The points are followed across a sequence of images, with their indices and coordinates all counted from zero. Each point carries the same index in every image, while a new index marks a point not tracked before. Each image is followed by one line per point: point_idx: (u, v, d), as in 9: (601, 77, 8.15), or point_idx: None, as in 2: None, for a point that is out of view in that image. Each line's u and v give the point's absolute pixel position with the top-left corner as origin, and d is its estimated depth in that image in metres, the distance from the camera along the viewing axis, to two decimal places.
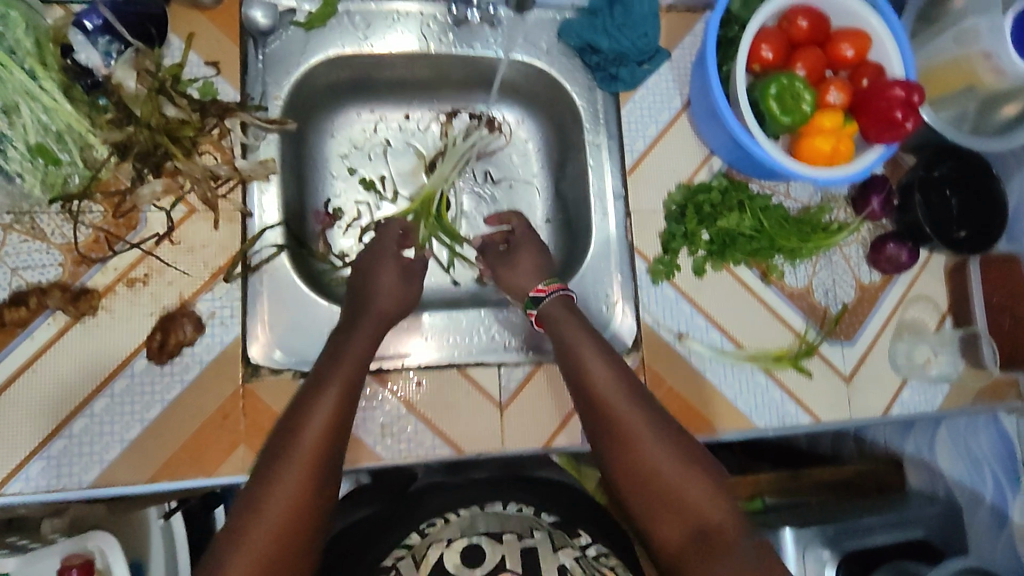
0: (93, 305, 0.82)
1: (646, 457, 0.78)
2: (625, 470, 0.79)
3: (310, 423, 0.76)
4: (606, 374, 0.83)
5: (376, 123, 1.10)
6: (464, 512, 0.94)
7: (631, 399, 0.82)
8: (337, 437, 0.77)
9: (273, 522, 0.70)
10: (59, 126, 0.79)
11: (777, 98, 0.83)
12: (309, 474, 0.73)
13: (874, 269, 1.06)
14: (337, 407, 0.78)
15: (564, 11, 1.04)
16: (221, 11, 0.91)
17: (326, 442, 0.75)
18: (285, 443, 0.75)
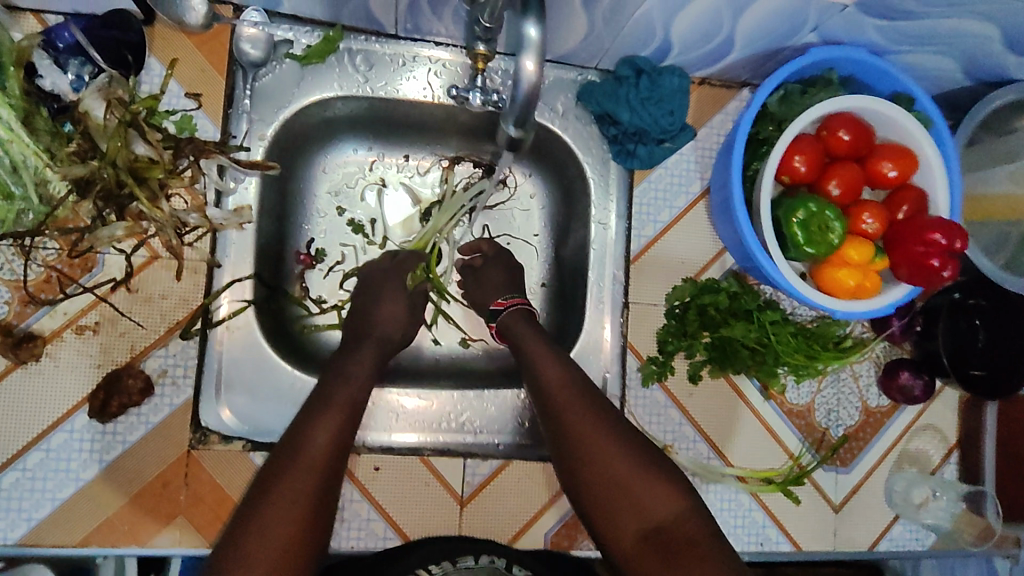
0: (36, 352, 0.77)
1: (609, 464, 0.70)
2: (594, 491, 0.71)
3: (314, 431, 0.67)
4: (565, 382, 0.76)
5: (368, 163, 1.00)
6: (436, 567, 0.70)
7: (600, 409, 0.74)
8: (345, 445, 0.68)
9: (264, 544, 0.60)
10: (13, 160, 0.72)
11: (802, 227, 0.76)
12: (311, 486, 0.64)
13: (884, 394, 0.99)
14: (343, 419, 0.68)
15: (587, 72, 0.95)
16: (209, 37, 0.83)
17: (332, 451, 0.66)
18: (287, 453, 0.65)
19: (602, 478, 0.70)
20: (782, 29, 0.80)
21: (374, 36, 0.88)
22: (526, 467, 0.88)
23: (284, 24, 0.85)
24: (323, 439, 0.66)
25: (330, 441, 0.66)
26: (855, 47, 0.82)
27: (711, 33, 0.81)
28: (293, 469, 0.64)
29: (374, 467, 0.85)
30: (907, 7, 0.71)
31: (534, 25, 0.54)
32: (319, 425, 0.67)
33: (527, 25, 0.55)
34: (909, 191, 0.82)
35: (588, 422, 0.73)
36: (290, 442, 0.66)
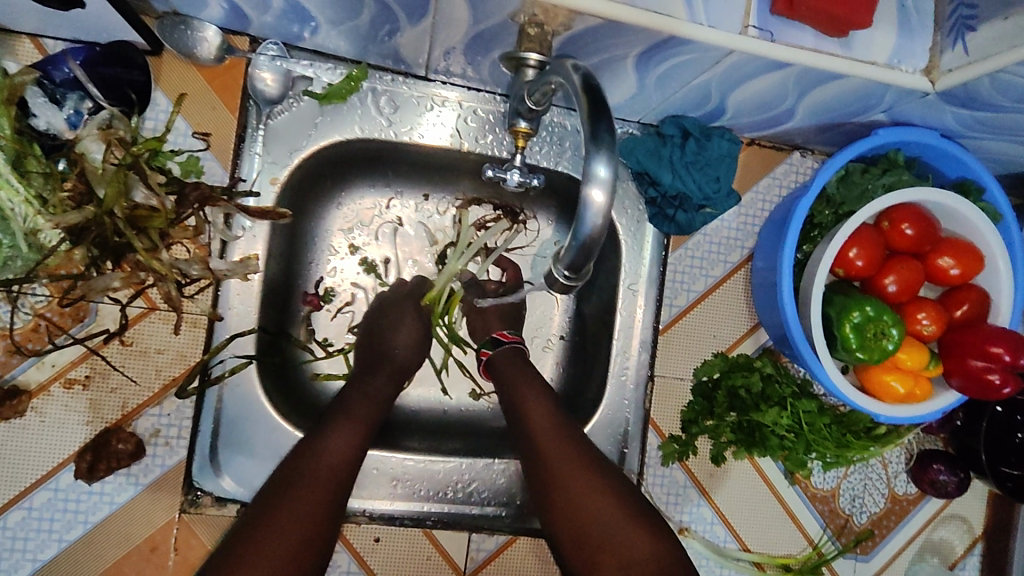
0: (21, 408, 0.71)
1: (584, 499, 0.72)
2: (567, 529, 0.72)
3: (327, 448, 0.73)
4: (547, 418, 0.77)
5: (382, 203, 0.93)
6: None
7: (581, 445, 0.76)
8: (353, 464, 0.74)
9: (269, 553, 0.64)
10: (2, 209, 0.67)
11: (856, 329, 0.70)
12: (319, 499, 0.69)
13: (913, 483, 0.94)
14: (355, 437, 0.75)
15: (628, 125, 0.88)
16: (222, 71, 0.77)
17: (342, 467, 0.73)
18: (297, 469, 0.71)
19: (573, 511, 0.72)
20: (853, 107, 0.73)
21: (401, 77, 0.82)
22: (533, 543, 0.84)
23: (304, 60, 0.79)
24: (333, 456, 0.73)
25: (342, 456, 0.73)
26: (924, 129, 0.76)
27: (772, 103, 0.75)
28: (302, 483, 0.70)
29: (374, 538, 0.80)
30: (990, 98, 0.66)
31: (606, 163, 0.48)
32: (331, 442, 0.74)
33: (599, 160, 0.48)
34: (970, 292, 0.77)
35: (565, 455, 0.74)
36: (301, 459, 0.72)
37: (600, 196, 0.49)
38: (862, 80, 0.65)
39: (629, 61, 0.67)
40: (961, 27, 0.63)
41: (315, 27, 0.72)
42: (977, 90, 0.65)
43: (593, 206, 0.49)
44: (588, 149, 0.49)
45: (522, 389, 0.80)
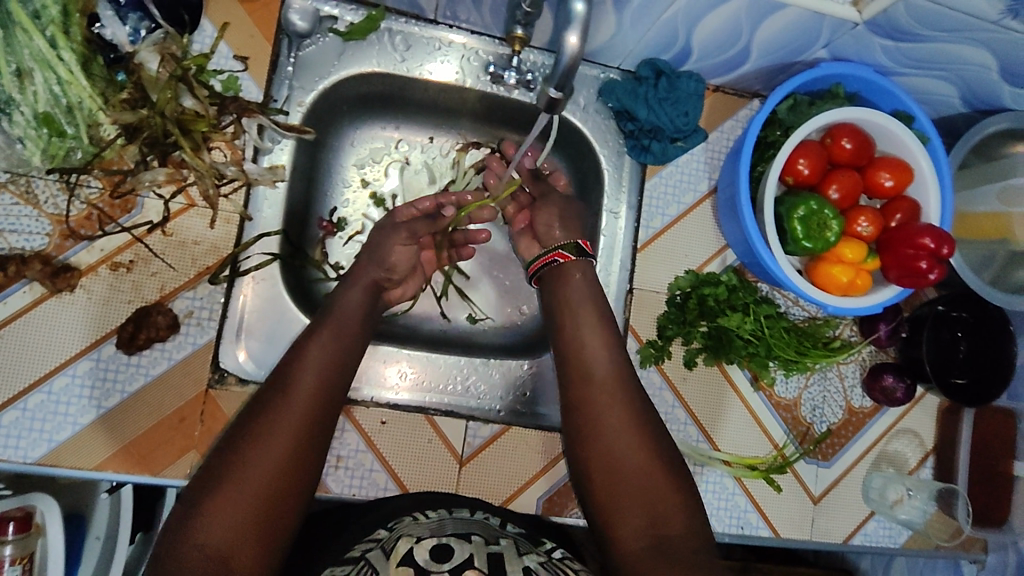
0: (72, 283, 0.80)
1: (609, 438, 0.76)
2: (588, 453, 0.77)
3: (302, 374, 0.72)
4: (589, 340, 0.84)
5: (394, 142, 1.05)
6: (434, 515, 0.74)
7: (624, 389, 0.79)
8: (333, 390, 0.73)
9: (253, 484, 0.64)
10: (70, 101, 0.77)
11: (803, 222, 0.84)
12: (297, 430, 0.68)
13: (867, 395, 1.04)
14: (327, 368, 0.74)
15: (609, 71, 1.00)
16: (260, 6, 0.89)
17: (319, 397, 0.71)
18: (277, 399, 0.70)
19: (604, 448, 0.76)
20: (797, 43, 0.87)
21: (414, 20, 0.94)
22: (524, 432, 0.92)
23: (332, 1, 0.91)
24: (308, 386, 0.72)
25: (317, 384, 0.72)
26: (860, 65, 0.91)
27: (729, 41, 0.89)
28: (283, 411, 0.69)
29: (381, 420, 0.89)
30: (910, 28, 0.79)
31: (582, 2, 0.59)
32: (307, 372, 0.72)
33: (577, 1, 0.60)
34: (903, 202, 0.90)
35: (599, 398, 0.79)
36: (281, 389, 0.71)
37: (575, 40, 0.60)
38: (801, 10, 0.79)
39: None
40: None
41: None
42: (896, 20, 0.78)
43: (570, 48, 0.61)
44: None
45: (568, 313, 0.86)
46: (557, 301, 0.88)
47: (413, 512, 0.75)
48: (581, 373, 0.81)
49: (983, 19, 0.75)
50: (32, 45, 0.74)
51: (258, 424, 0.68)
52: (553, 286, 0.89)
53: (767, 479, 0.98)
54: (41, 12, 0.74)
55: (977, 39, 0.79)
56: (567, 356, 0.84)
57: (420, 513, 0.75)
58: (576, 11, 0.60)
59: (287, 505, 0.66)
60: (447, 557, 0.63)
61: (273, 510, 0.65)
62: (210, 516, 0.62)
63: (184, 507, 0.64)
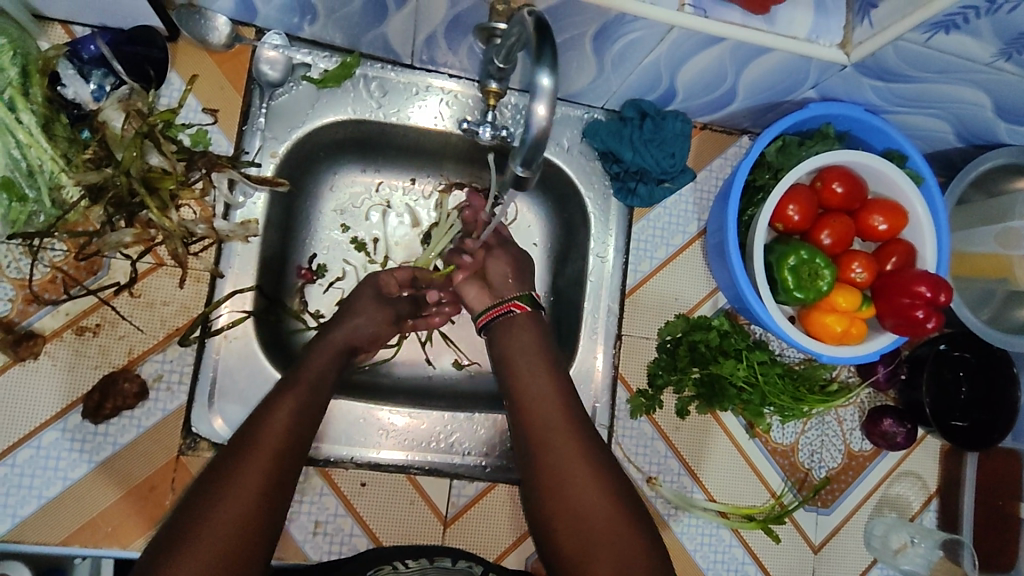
0: (36, 351, 0.77)
1: (575, 486, 0.72)
2: (550, 499, 0.73)
3: (273, 418, 0.69)
4: (543, 388, 0.79)
5: (373, 186, 1.02)
6: (414, 563, 0.76)
7: (580, 433, 0.76)
8: (302, 433, 0.70)
9: (217, 534, 0.59)
10: (31, 164, 0.75)
11: (793, 271, 0.81)
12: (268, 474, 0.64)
13: (867, 439, 1.01)
14: (298, 409, 0.71)
15: (593, 111, 0.98)
16: (231, 56, 0.87)
17: (290, 439, 0.68)
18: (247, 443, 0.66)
19: (567, 499, 0.72)
20: (784, 83, 0.84)
21: (390, 65, 0.92)
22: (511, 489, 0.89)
23: (304, 49, 0.89)
24: (278, 429, 0.68)
25: (287, 426, 0.69)
26: (851, 103, 0.88)
27: (714, 83, 0.86)
28: (253, 453, 0.65)
29: (361, 482, 0.86)
30: (900, 69, 0.76)
31: (549, 73, 0.54)
32: (278, 415, 0.69)
33: (541, 72, 0.55)
34: (898, 245, 0.87)
35: (558, 442, 0.75)
36: (249, 432, 0.67)
37: (542, 110, 0.56)
38: (786, 54, 0.76)
39: (587, 40, 0.78)
40: (865, 7, 0.73)
41: (313, 17, 0.82)
42: (885, 62, 0.76)
43: (537, 119, 0.56)
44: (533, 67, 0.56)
45: (519, 359, 0.82)
46: (504, 348, 0.84)
47: (395, 561, 0.76)
48: (540, 418, 0.77)
49: (975, 61, 0.72)
50: None
51: (224, 469, 0.64)
52: (499, 336, 0.86)
53: (765, 529, 0.95)
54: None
55: (969, 79, 0.76)
56: (519, 402, 0.79)
57: (401, 562, 0.76)
58: (541, 82, 0.55)
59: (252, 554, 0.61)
60: None
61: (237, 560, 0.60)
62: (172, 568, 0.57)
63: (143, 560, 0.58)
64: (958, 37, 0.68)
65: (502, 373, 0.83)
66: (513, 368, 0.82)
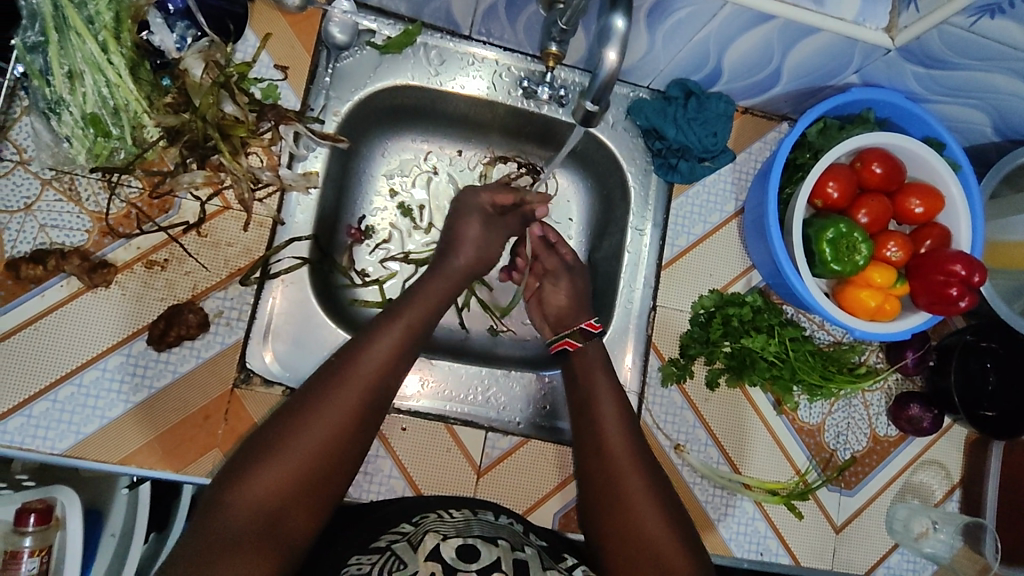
0: (108, 279, 0.82)
1: (624, 480, 0.76)
2: (612, 527, 0.74)
3: (369, 358, 0.73)
4: (613, 413, 0.82)
5: (423, 154, 1.07)
6: (459, 515, 0.75)
7: (632, 430, 0.81)
8: (393, 376, 0.74)
9: (297, 458, 0.65)
10: (117, 102, 0.80)
11: (832, 244, 0.84)
12: (357, 406, 0.70)
13: (893, 424, 1.03)
14: (395, 351, 0.75)
15: (639, 90, 1.02)
16: (303, 18, 0.92)
17: (384, 377, 0.73)
18: (344, 373, 0.71)
19: (617, 479, 0.76)
20: (828, 67, 0.88)
21: (449, 35, 0.97)
22: (544, 446, 0.92)
23: (370, 16, 0.94)
24: (356, 383, 0.71)
25: (383, 366, 0.73)
26: (891, 91, 0.91)
27: (760, 64, 0.90)
28: (347, 385, 0.70)
29: (401, 426, 0.89)
30: (943, 55, 0.80)
31: (622, 17, 0.60)
32: (375, 353, 0.73)
33: (615, 17, 0.61)
34: (933, 228, 0.89)
35: (629, 472, 0.76)
36: (347, 362, 0.72)
37: (613, 56, 0.63)
38: (832, 35, 0.80)
39: (643, 15, 0.82)
40: None
41: None
42: (929, 48, 0.79)
43: (608, 63, 0.63)
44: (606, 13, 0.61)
45: (600, 389, 0.85)
46: (582, 376, 0.87)
47: (438, 511, 0.76)
48: (608, 445, 0.79)
49: (1016, 49, 0.75)
50: (85, 49, 0.77)
51: (318, 399, 0.69)
52: (575, 367, 0.89)
53: (788, 504, 0.96)
54: (95, 18, 0.78)
55: (1010, 68, 0.79)
56: (590, 428, 0.82)
57: (445, 512, 0.76)
58: (614, 27, 0.61)
59: (334, 482, 0.67)
60: (475, 558, 0.65)
61: (317, 484, 0.66)
62: (261, 479, 0.63)
63: (231, 466, 0.65)
64: (1003, 23, 0.72)
65: (579, 399, 0.85)
66: (591, 394, 0.85)
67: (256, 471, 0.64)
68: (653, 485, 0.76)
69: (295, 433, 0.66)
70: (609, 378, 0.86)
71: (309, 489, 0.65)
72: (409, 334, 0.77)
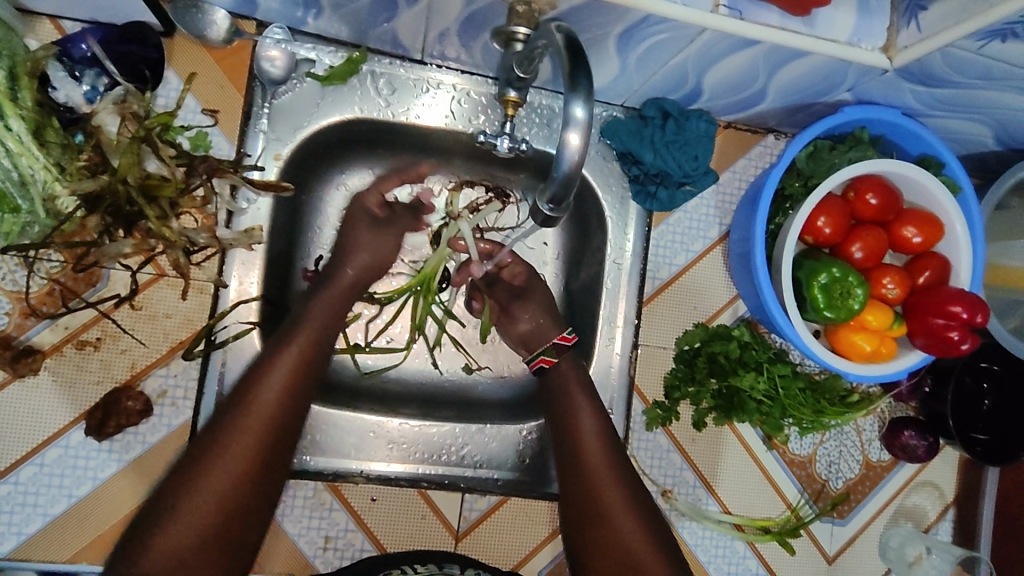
0: (35, 368, 0.75)
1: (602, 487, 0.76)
2: (596, 545, 0.74)
3: (265, 390, 0.70)
4: (592, 434, 0.79)
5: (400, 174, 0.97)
6: (423, 568, 0.77)
7: (609, 438, 0.80)
8: (294, 404, 0.72)
9: (202, 511, 0.63)
10: (22, 173, 0.71)
11: (825, 290, 0.77)
12: (254, 448, 0.68)
13: (886, 449, 0.99)
14: (291, 382, 0.72)
15: (612, 109, 0.93)
16: (230, 53, 0.82)
17: (282, 411, 0.71)
18: (238, 413, 0.69)
19: (601, 488, 0.76)
20: (819, 86, 0.79)
21: (399, 61, 0.87)
22: (523, 502, 0.88)
23: (308, 43, 0.84)
24: (258, 417, 0.69)
25: (279, 402, 0.71)
26: (887, 107, 0.83)
27: (744, 83, 0.81)
28: (240, 426, 0.68)
29: (371, 497, 0.85)
30: (946, 75, 0.72)
31: (583, 105, 0.51)
32: (269, 387, 0.71)
33: (576, 103, 0.52)
34: (931, 259, 0.83)
35: (609, 489, 0.76)
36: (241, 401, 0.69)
37: (576, 138, 0.52)
38: (824, 57, 0.71)
39: (612, 40, 0.73)
40: (913, 8, 0.69)
41: (318, 11, 0.77)
42: (930, 68, 0.71)
43: (569, 149, 0.53)
44: (564, 92, 0.52)
45: (580, 401, 0.82)
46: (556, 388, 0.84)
47: (403, 565, 0.78)
48: (586, 461, 0.78)
49: None
50: None
51: (214, 443, 0.67)
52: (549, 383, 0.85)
53: (780, 542, 0.93)
54: None
55: (1018, 88, 0.72)
56: (568, 448, 0.80)
57: (411, 566, 0.77)
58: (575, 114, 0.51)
59: (245, 527, 0.67)
60: None
61: (228, 536, 0.65)
62: (169, 536, 0.62)
63: (138, 524, 0.64)
64: (1015, 46, 0.64)
65: (554, 413, 0.82)
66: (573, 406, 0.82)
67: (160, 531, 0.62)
68: (634, 502, 0.76)
69: (197, 483, 0.64)
70: (586, 414, 0.80)
71: (220, 540, 0.64)
72: (305, 359, 0.75)
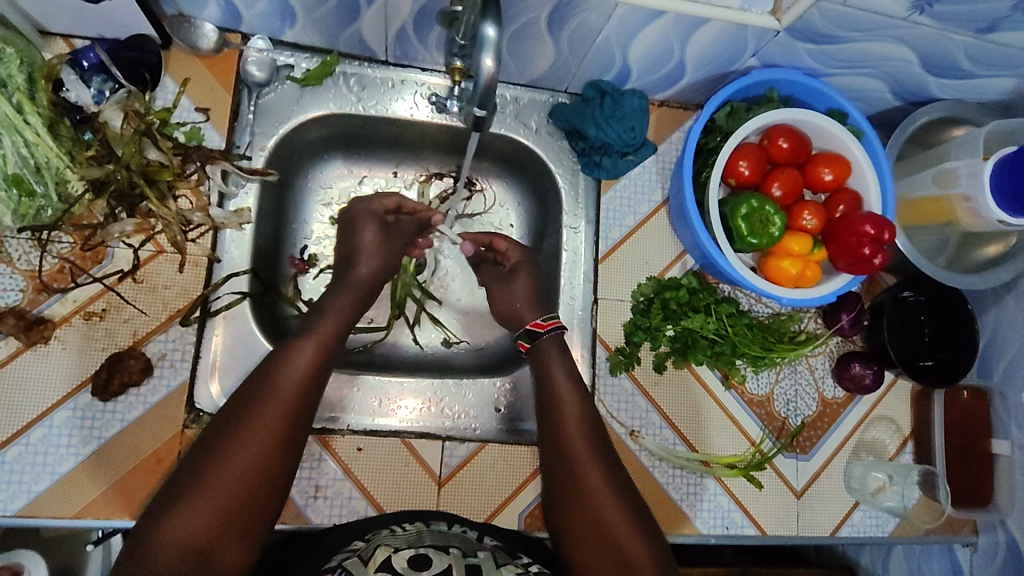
0: (46, 335, 0.83)
1: (580, 470, 0.80)
2: (580, 523, 0.77)
3: (284, 376, 0.75)
4: (574, 412, 0.85)
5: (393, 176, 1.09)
6: (411, 527, 0.78)
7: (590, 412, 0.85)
8: (312, 391, 0.77)
9: (220, 489, 0.67)
10: (37, 161, 0.82)
11: (746, 219, 0.89)
12: (277, 430, 0.72)
13: (839, 385, 1.06)
14: (311, 371, 0.77)
15: (558, 95, 1.06)
16: (219, 60, 0.94)
17: (300, 395, 0.75)
18: (259, 399, 0.73)
19: (582, 471, 0.80)
20: (726, 54, 0.92)
21: (367, 62, 0.99)
22: (501, 449, 0.94)
23: (287, 52, 0.97)
24: (278, 402, 0.73)
25: (299, 387, 0.75)
26: (789, 68, 0.95)
27: (663, 58, 0.94)
28: (261, 411, 0.72)
29: (357, 447, 0.90)
30: (829, 30, 0.84)
31: (493, 26, 0.63)
32: (289, 376, 0.76)
33: (486, 25, 0.64)
34: (845, 194, 0.94)
35: (588, 468, 0.80)
36: (262, 388, 0.74)
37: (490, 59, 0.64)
38: (722, 23, 0.84)
39: (542, 24, 0.86)
40: None
41: (294, 20, 0.90)
42: (813, 25, 0.83)
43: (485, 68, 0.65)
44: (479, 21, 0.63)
45: (562, 389, 0.87)
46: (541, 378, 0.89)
47: (390, 527, 0.79)
48: (568, 440, 0.83)
49: (894, 17, 0.79)
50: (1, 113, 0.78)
51: (233, 427, 0.71)
52: (535, 366, 0.91)
53: (747, 476, 0.99)
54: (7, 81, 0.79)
55: (894, 36, 0.84)
56: (551, 427, 0.85)
57: (397, 527, 0.78)
58: (486, 35, 0.63)
59: (260, 515, 0.69)
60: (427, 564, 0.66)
61: (242, 520, 0.68)
62: (188, 513, 0.65)
63: (158, 502, 0.66)
64: None
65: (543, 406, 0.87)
66: (554, 391, 0.87)
67: (179, 510, 0.65)
68: (619, 488, 0.79)
69: (216, 460, 0.68)
70: (569, 379, 0.88)
71: (237, 520, 0.67)
72: (321, 354, 0.80)
